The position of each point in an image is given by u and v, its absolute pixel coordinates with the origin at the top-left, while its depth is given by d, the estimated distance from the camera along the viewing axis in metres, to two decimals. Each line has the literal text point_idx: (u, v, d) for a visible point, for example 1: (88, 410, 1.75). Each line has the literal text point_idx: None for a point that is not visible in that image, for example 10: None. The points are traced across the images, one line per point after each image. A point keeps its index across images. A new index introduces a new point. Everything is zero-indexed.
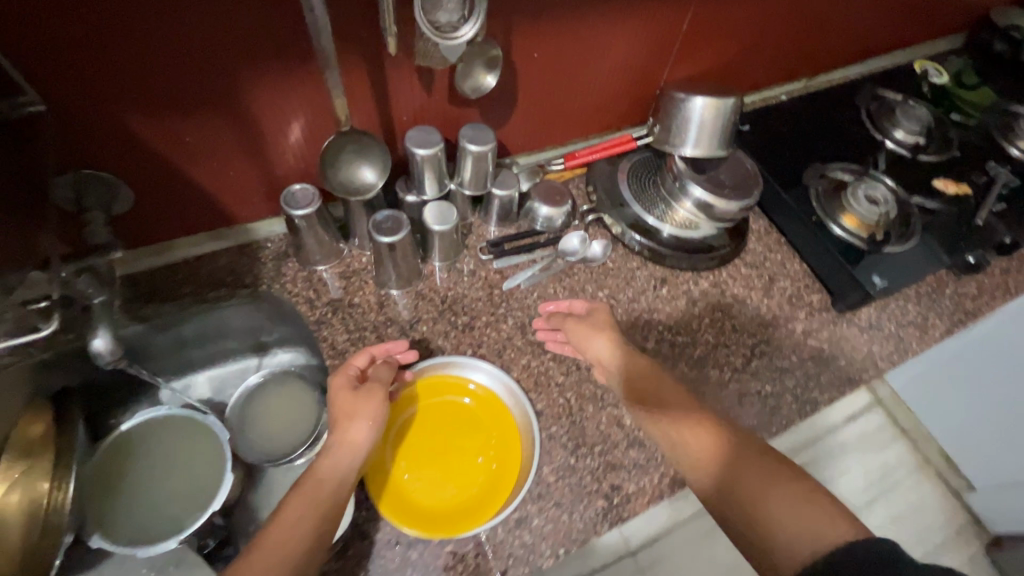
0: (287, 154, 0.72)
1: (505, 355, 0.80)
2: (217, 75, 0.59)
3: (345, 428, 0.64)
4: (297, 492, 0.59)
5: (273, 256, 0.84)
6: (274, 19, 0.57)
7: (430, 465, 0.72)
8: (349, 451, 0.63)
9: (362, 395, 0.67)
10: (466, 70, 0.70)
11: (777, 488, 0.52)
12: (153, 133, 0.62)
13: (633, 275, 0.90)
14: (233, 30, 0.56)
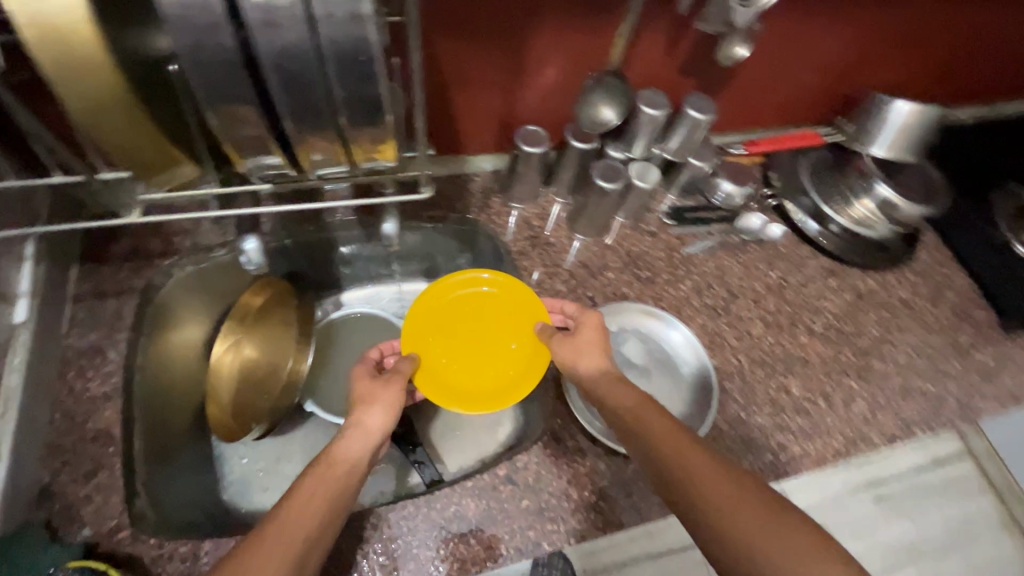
0: (532, 94, 0.80)
1: (683, 312, 0.86)
2: (528, 11, 0.68)
3: (361, 413, 0.63)
4: (314, 470, 0.57)
5: (480, 189, 0.91)
6: None
7: (467, 355, 0.74)
8: (363, 436, 0.62)
9: (382, 385, 0.66)
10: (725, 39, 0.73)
11: (748, 503, 0.45)
12: (448, 55, 0.71)
13: (805, 262, 0.94)
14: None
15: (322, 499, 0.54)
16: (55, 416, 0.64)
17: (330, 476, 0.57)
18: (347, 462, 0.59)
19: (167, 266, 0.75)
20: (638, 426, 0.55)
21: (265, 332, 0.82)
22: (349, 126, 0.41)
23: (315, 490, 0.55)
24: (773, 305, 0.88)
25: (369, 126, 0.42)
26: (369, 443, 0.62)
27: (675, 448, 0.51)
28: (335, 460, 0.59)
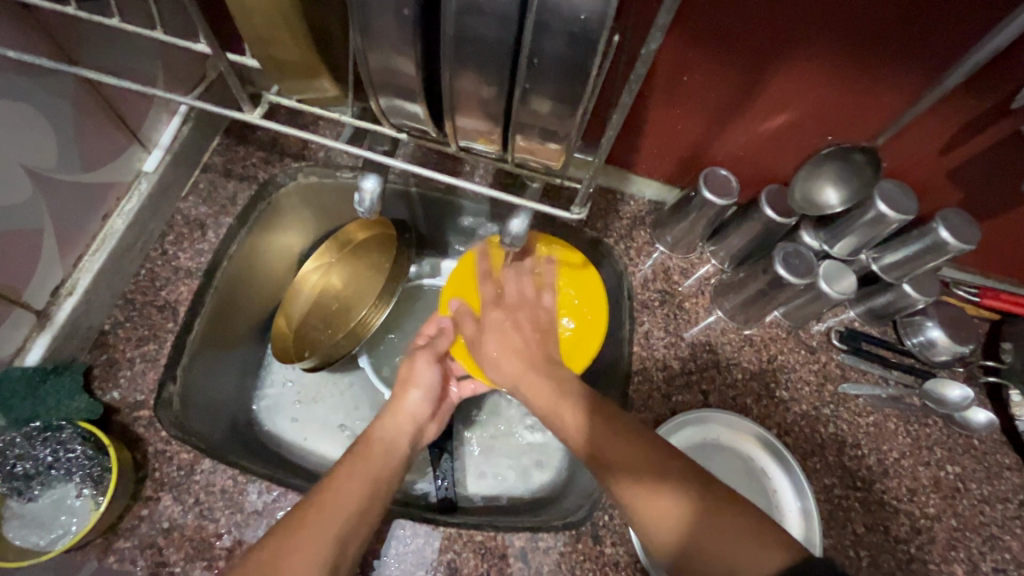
0: (744, 136, 0.65)
1: (809, 461, 0.67)
2: (797, 40, 0.52)
3: (400, 398, 0.64)
4: (351, 452, 0.56)
5: (630, 215, 0.77)
6: (901, 16, 0.48)
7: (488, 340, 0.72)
8: (399, 419, 0.62)
9: (416, 363, 0.67)
10: None
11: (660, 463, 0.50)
12: (669, 58, 0.58)
13: (1003, 473, 0.69)
14: (872, 10, 0.48)
15: (359, 484, 0.52)
16: (138, 272, 0.64)
17: (366, 459, 0.55)
18: (380, 445, 0.58)
19: (294, 168, 0.72)
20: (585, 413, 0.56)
21: (356, 265, 0.79)
22: (525, 107, 0.31)
23: (353, 472, 0.53)
24: (934, 508, 0.66)
25: (550, 117, 0.31)
26: (402, 428, 0.61)
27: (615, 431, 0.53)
28: (370, 447, 0.57)
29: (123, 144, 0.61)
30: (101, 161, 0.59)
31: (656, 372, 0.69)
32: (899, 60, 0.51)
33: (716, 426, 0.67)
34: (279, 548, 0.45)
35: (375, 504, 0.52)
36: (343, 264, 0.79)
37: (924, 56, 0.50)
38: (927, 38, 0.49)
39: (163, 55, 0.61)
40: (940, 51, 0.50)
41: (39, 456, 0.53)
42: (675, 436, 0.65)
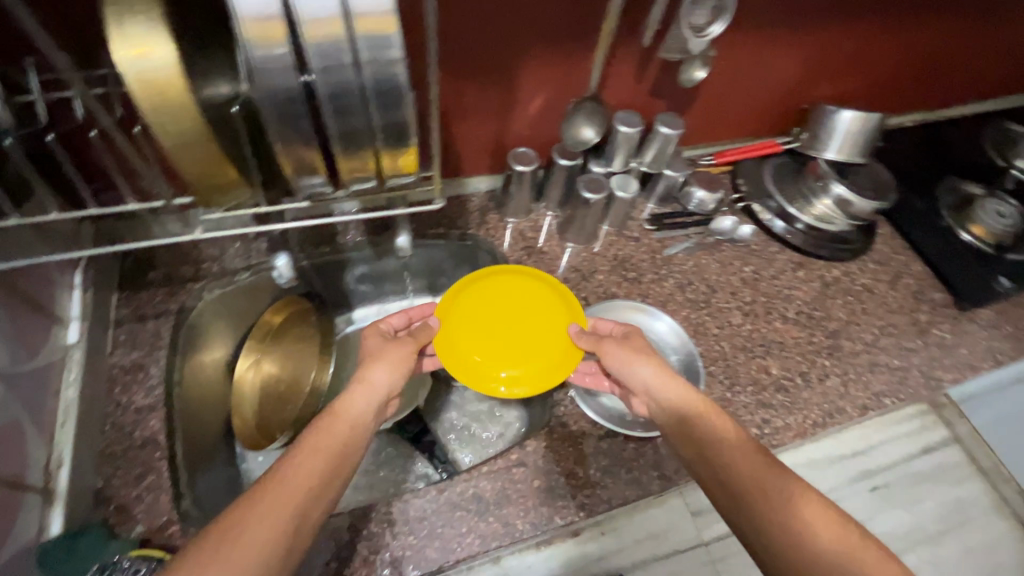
0: (523, 120, 0.90)
1: (669, 306, 0.94)
2: (518, 46, 0.77)
3: (366, 370, 0.69)
4: (318, 425, 0.63)
5: (478, 208, 1.01)
6: (564, 15, 0.74)
7: (499, 353, 0.78)
8: (367, 394, 0.67)
9: (389, 344, 0.73)
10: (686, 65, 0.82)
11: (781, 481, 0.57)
12: (451, 90, 0.80)
13: (775, 256, 1.03)
14: (551, 15, 0.74)
15: (317, 464, 0.58)
16: (104, 429, 0.71)
17: (332, 433, 0.62)
18: (350, 419, 0.65)
19: (198, 288, 0.84)
20: (704, 425, 0.65)
21: (285, 346, 0.88)
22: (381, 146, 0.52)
23: (317, 449, 0.60)
24: (749, 296, 0.97)
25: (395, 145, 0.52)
26: (370, 400, 0.67)
27: (730, 448, 0.62)
28: (336, 419, 0.64)
29: (46, 327, 0.70)
30: (38, 346, 0.68)
31: None
32: (579, 38, 0.78)
33: (597, 313, 0.90)
34: (242, 523, 0.50)
35: (330, 479, 0.59)
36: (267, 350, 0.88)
37: (594, 35, 0.78)
38: (587, 20, 0.76)
39: (49, 244, 0.70)
40: (597, 28, 0.79)
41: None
42: None
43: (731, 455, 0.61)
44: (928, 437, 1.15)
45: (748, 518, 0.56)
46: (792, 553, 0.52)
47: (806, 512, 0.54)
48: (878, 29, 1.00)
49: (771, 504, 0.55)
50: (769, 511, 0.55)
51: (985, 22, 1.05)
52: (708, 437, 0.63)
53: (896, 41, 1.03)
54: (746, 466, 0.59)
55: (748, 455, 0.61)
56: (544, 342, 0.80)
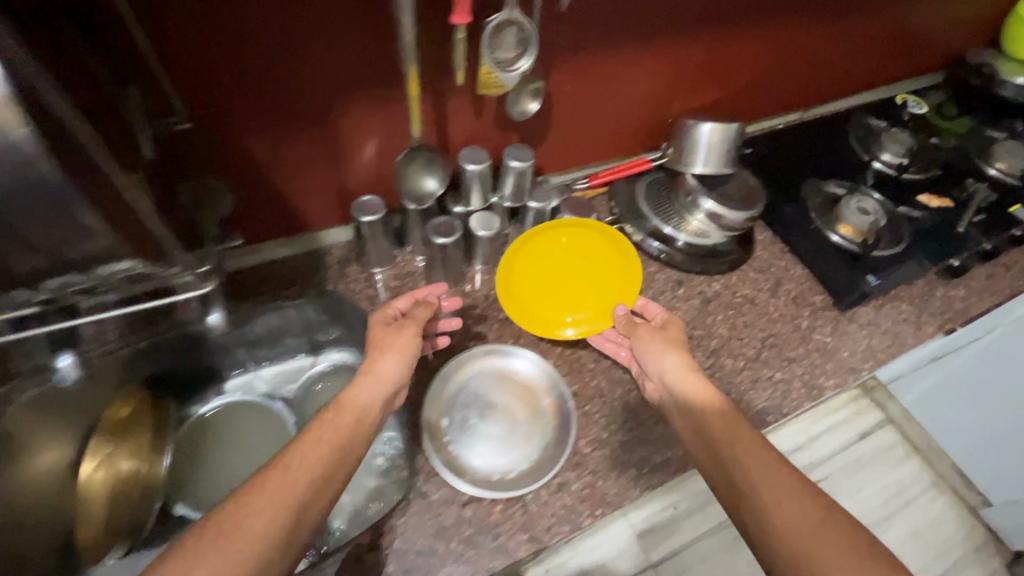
0: (361, 168, 0.85)
1: (543, 344, 0.90)
2: (323, 95, 0.72)
3: (377, 362, 0.72)
4: (325, 417, 0.65)
5: (337, 260, 0.95)
6: (363, 58, 0.70)
7: (565, 305, 0.91)
8: (377, 383, 0.70)
9: (393, 331, 0.76)
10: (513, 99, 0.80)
11: (795, 484, 0.58)
12: (261, 147, 0.74)
13: (654, 277, 1.01)
14: (348, 60, 0.69)
15: (322, 457, 0.60)
16: None
17: (336, 425, 0.64)
18: (354, 410, 0.67)
19: None
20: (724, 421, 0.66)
21: (130, 442, 0.79)
22: None
23: (319, 443, 0.61)
24: (627, 323, 0.94)
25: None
26: (380, 390, 0.70)
27: (748, 447, 0.62)
28: (345, 410, 0.66)
29: None
30: None
31: None
32: (389, 79, 0.74)
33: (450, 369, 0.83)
34: (246, 516, 0.53)
35: (334, 469, 0.60)
36: (112, 448, 0.79)
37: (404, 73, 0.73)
38: (389, 61, 0.71)
39: None
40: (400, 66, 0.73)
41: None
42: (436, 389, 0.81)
43: (739, 452, 0.62)
44: (865, 420, 1.21)
45: (752, 517, 0.57)
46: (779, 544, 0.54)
47: (799, 507, 0.56)
48: (724, 38, 0.99)
49: (778, 504, 0.56)
50: (775, 511, 0.56)
51: (825, 21, 1.07)
52: (729, 433, 0.65)
53: (745, 48, 1.04)
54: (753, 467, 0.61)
55: (761, 453, 0.61)
56: (605, 290, 0.92)
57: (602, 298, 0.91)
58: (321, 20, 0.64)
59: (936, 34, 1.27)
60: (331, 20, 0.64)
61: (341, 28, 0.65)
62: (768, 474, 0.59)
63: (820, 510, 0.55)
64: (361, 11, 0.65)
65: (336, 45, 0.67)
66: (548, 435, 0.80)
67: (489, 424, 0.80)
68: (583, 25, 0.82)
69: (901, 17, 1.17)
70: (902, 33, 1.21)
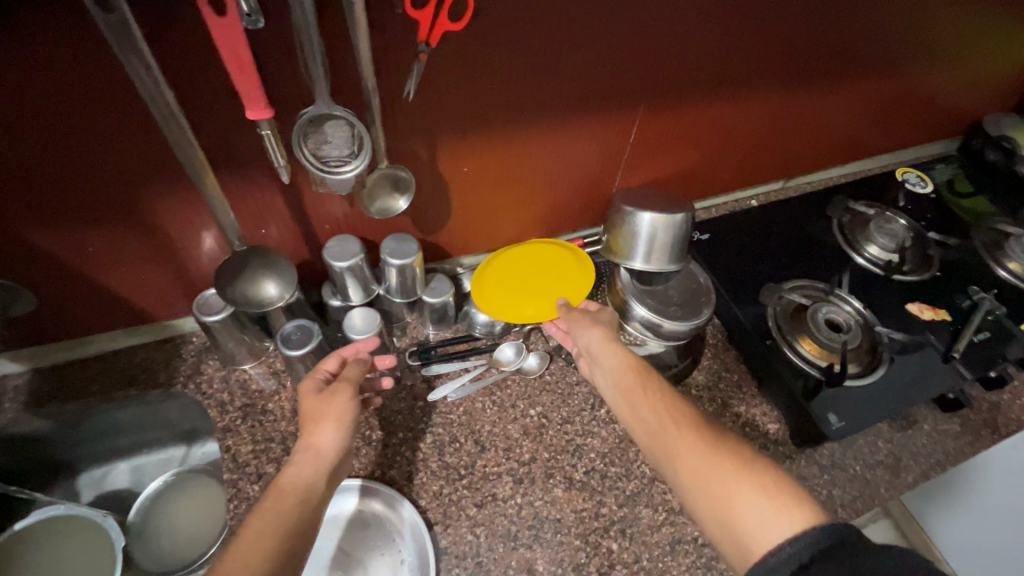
0: (204, 259, 0.71)
1: (417, 479, 0.74)
2: (121, 187, 0.59)
3: (312, 433, 0.59)
4: (259, 507, 0.52)
5: (194, 353, 0.81)
6: (166, 148, 0.57)
7: (509, 299, 0.85)
8: (313, 460, 0.58)
9: (326, 396, 0.61)
10: (371, 193, 0.66)
11: (715, 456, 0.52)
12: (58, 245, 0.62)
13: (573, 391, 0.84)
14: (143, 150, 0.56)
15: (263, 539, 0.49)
16: None
17: (275, 512, 0.52)
18: (294, 493, 0.54)
19: None
20: (640, 400, 0.60)
21: None
22: None
23: (259, 533, 0.50)
24: (528, 452, 0.77)
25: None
26: (318, 469, 0.57)
27: (671, 427, 0.56)
28: (282, 492, 0.54)
29: None
30: None
31: (250, 487, 0.71)
32: None
33: None
34: None
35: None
36: None
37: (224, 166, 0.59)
38: None
39: None
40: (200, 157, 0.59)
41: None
42: None
43: (654, 429, 0.57)
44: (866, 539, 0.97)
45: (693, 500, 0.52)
46: (746, 552, 0.47)
47: (751, 505, 0.48)
48: (670, 111, 0.83)
49: (703, 477, 0.51)
50: (703, 485, 0.51)
51: (802, 90, 0.90)
52: (648, 420, 0.58)
53: (699, 121, 0.87)
54: (704, 464, 0.52)
55: (680, 428, 0.55)
56: (553, 290, 0.86)
57: (545, 294, 0.85)
58: (78, 108, 0.50)
59: (951, 101, 1.08)
60: (101, 111, 0.51)
61: (109, 117, 0.52)
62: (689, 450, 0.53)
63: (741, 469, 0.51)
64: (129, 99, 0.51)
65: (118, 135, 0.54)
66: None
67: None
68: (471, 103, 0.67)
69: (902, 84, 0.99)
70: (907, 101, 1.03)
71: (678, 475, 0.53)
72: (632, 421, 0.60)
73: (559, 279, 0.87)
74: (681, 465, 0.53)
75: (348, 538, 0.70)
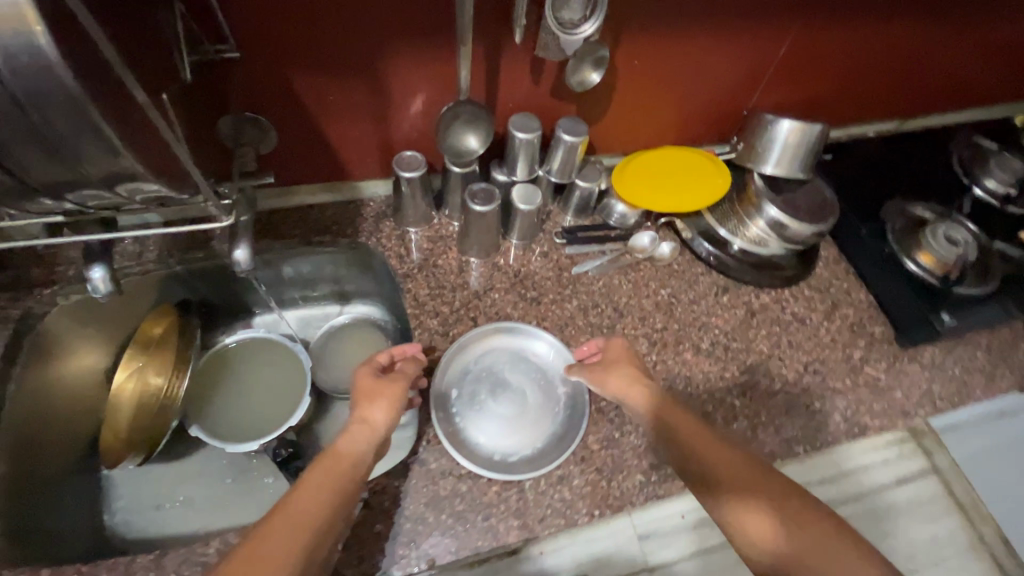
0: (407, 123, 0.82)
1: (566, 331, 0.86)
2: (375, 42, 0.69)
3: (366, 407, 0.66)
4: (318, 463, 0.58)
5: (373, 214, 0.93)
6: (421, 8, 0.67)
7: (649, 193, 0.94)
8: (367, 431, 0.64)
9: (385, 379, 0.70)
10: (576, 66, 0.77)
11: (773, 503, 0.54)
12: (307, 91, 0.73)
13: (698, 279, 0.94)
14: (403, 9, 0.66)
15: (324, 493, 0.55)
16: None
17: (329, 468, 0.58)
18: (349, 459, 0.60)
19: (51, 294, 0.79)
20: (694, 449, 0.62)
21: (156, 358, 0.83)
22: None
23: (318, 490, 0.55)
24: (660, 323, 0.88)
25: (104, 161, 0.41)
26: (371, 439, 0.63)
27: (724, 480, 0.58)
28: (335, 458, 0.59)
29: None
30: None
31: (430, 321, 0.84)
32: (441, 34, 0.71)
33: (469, 342, 0.82)
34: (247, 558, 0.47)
35: (332, 521, 0.54)
36: (141, 364, 0.82)
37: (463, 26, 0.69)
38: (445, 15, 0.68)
39: None
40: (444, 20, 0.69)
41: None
42: (455, 358, 0.81)
43: (706, 474, 0.60)
44: (906, 467, 1.05)
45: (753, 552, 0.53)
46: None
47: (798, 533, 0.51)
48: (822, 30, 0.89)
49: (760, 533, 0.52)
50: (762, 535, 0.52)
51: (945, 22, 0.93)
52: (702, 470, 0.60)
53: (842, 44, 0.92)
54: (758, 512, 0.54)
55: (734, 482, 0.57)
56: (688, 187, 0.95)
57: (683, 190, 0.94)
58: None
59: None
60: None
61: None
62: (744, 501, 0.55)
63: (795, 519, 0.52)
64: None
65: None
66: (558, 425, 0.79)
67: (499, 402, 0.80)
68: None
69: None
70: None
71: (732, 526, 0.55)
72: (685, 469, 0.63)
73: (693, 178, 0.95)
74: (734, 516, 0.55)
75: (512, 369, 0.83)
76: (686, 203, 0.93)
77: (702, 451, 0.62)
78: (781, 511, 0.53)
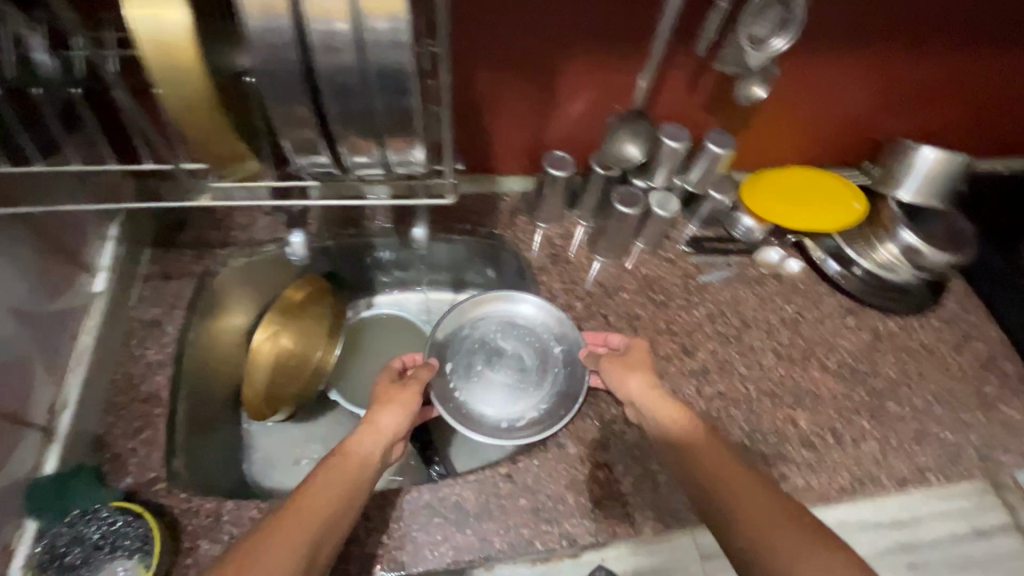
0: (563, 124, 0.87)
1: (694, 336, 0.88)
2: (558, 44, 0.76)
3: (376, 413, 0.68)
4: (326, 462, 0.62)
5: (509, 208, 0.97)
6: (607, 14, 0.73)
7: (781, 209, 0.94)
8: (374, 434, 0.67)
9: (395, 386, 0.72)
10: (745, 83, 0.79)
11: (784, 525, 0.53)
12: (485, 85, 0.79)
13: (824, 300, 0.94)
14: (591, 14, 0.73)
15: (336, 489, 0.59)
16: (115, 376, 0.76)
17: (342, 467, 0.62)
18: (357, 457, 0.64)
19: (224, 256, 0.87)
20: (698, 463, 0.62)
21: (301, 325, 0.88)
22: (372, 128, 0.49)
23: (329, 483, 0.59)
24: (786, 338, 0.89)
25: (401, 127, 0.48)
26: (378, 440, 0.67)
27: (733, 491, 0.57)
28: (346, 458, 0.63)
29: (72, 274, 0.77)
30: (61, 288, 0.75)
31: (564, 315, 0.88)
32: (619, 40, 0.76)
33: (464, 307, 0.86)
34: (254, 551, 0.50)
35: (340, 514, 0.58)
36: (281, 328, 0.87)
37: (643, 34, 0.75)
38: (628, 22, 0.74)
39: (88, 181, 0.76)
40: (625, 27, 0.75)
41: (87, 535, 0.62)
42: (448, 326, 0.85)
43: (712, 485, 0.59)
44: None
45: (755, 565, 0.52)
46: None
47: (816, 554, 0.50)
48: (969, 59, 0.90)
49: (765, 545, 0.52)
50: (767, 550, 0.51)
51: None
52: (708, 480, 0.59)
53: (988, 75, 0.93)
54: (773, 525, 0.53)
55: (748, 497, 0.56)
56: (821, 207, 0.95)
57: (815, 210, 0.94)
58: None
59: None
60: None
61: None
62: (760, 514, 0.54)
63: (803, 539, 0.51)
64: None
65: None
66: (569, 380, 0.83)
67: (498, 369, 0.85)
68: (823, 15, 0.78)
69: None
70: None
71: (734, 537, 0.54)
72: (689, 479, 0.62)
73: (824, 198, 0.96)
74: (740, 527, 0.54)
75: (494, 330, 0.87)
76: (819, 222, 0.93)
77: (710, 462, 0.61)
78: (798, 530, 0.52)
